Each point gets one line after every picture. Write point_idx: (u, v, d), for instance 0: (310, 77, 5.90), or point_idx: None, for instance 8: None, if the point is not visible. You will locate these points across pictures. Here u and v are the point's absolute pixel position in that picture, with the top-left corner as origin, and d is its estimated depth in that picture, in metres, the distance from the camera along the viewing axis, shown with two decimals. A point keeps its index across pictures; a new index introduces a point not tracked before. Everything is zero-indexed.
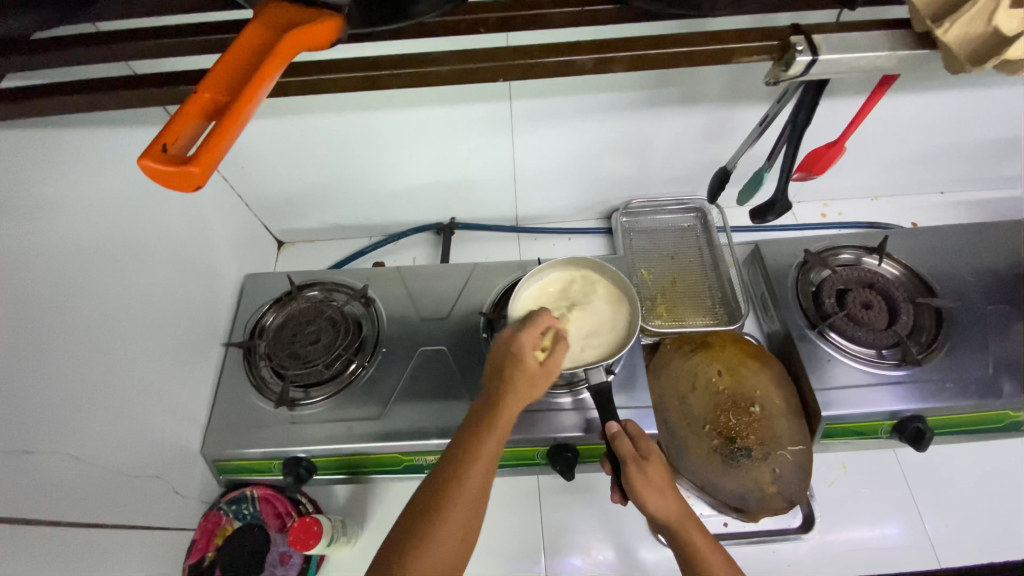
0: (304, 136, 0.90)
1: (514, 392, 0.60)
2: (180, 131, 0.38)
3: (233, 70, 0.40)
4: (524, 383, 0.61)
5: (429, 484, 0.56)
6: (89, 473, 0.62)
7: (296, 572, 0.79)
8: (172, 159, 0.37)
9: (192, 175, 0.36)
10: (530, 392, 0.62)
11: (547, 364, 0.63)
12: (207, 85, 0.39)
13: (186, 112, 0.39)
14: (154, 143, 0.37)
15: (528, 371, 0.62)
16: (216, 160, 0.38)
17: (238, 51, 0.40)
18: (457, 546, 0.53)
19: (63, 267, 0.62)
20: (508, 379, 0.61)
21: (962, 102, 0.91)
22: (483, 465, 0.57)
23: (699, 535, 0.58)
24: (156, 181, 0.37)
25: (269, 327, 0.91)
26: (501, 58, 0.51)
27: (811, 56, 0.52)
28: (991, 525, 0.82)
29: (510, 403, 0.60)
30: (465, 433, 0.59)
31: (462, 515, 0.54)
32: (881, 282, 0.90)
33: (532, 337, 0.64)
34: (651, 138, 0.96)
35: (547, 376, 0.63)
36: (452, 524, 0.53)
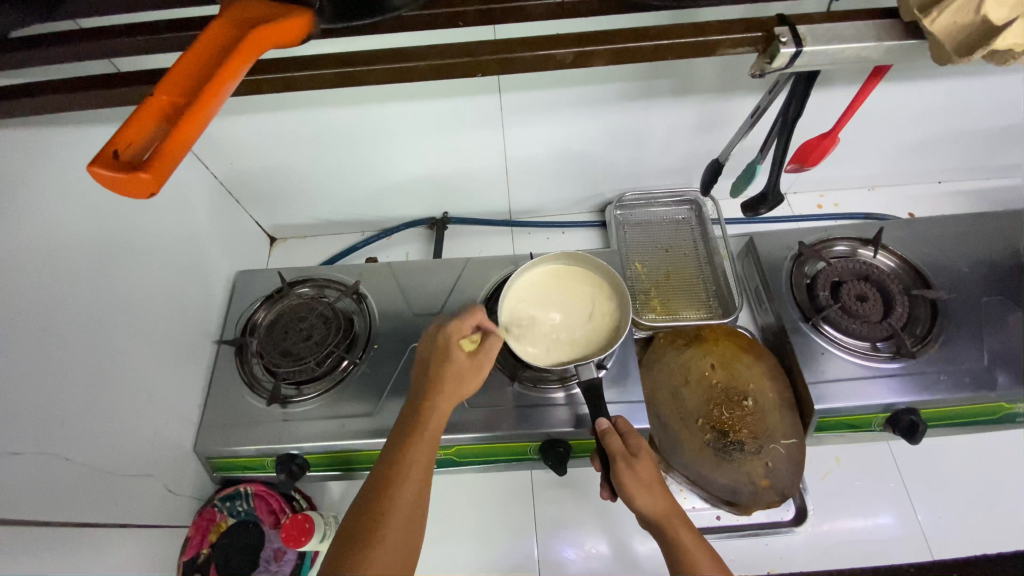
0: (293, 132, 0.89)
1: (443, 391, 0.63)
2: (133, 136, 0.37)
3: (193, 71, 0.39)
4: (452, 379, 0.64)
5: (372, 483, 0.59)
6: (80, 473, 0.62)
7: (290, 568, 0.79)
8: (122, 165, 0.36)
9: (143, 181, 0.35)
10: (460, 387, 0.65)
11: (477, 357, 0.66)
12: (164, 87, 0.38)
13: (143, 116, 0.38)
14: (104, 149, 0.36)
15: (456, 367, 0.65)
16: (171, 165, 0.37)
17: (197, 51, 0.40)
18: (403, 542, 0.56)
19: (48, 267, 0.61)
20: (437, 378, 0.64)
21: (960, 90, 0.90)
22: (420, 462, 0.59)
23: (686, 533, 0.59)
24: (108, 187, 0.36)
25: (261, 324, 0.91)
26: (479, 53, 0.51)
27: (795, 48, 0.51)
28: (986, 516, 0.82)
29: (443, 398, 0.63)
30: (402, 433, 0.62)
31: (404, 509, 0.56)
32: (876, 274, 0.89)
33: (460, 330, 0.67)
34: (644, 130, 0.95)
35: (476, 372, 0.66)
36: (396, 520, 0.56)
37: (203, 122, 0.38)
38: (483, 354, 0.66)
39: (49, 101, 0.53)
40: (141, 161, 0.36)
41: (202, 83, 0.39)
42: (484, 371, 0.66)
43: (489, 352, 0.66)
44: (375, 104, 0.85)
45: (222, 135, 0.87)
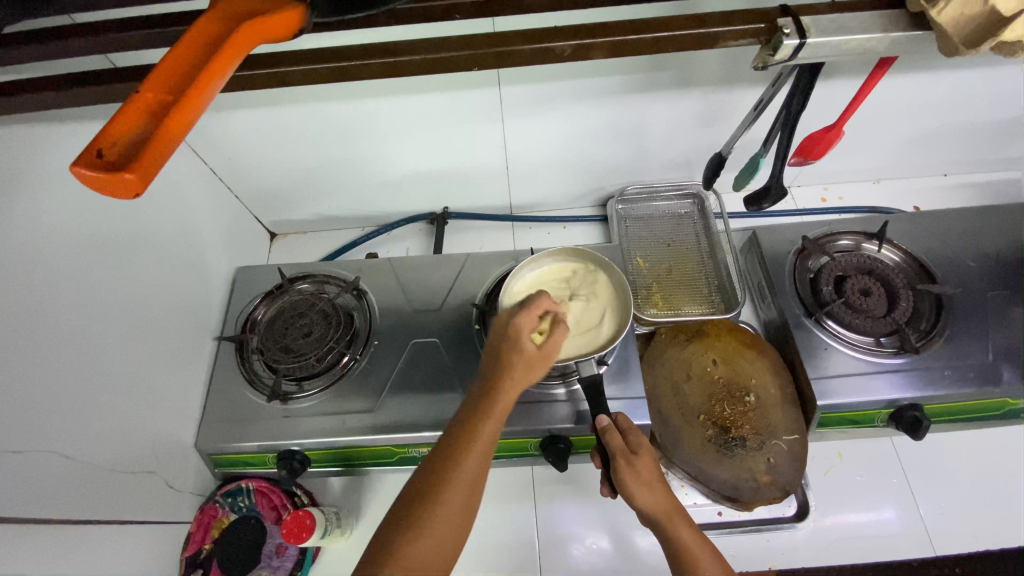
0: (292, 127, 0.89)
1: (510, 381, 0.58)
2: (118, 134, 0.37)
3: (179, 69, 0.39)
4: (522, 368, 0.58)
5: (425, 469, 0.55)
6: (81, 471, 0.62)
7: (291, 563, 0.80)
8: (105, 165, 0.35)
9: (125, 182, 0.35)
10: (527, 376, 0.59)
11: (547, 348, 0.60)
12: (150, 84, 0.37)
13: (127, 114, 0.37)
14: (87, 149, 0.36)
15: (525, 355, 0.59)
16: (155, 166, 0.37)
17: (184, 48, 0.39)
18: (452, 534, 0.53)
19: (48, 265, 0.61)
20: (505, 366, 0.59)
21: (967, 81, 0.88)
22: (479, 453, 0.55)
23: (687, 531, 0.59)
24: (91, 188, 0.36)
25: (260, 320, 0.91)
26: (476, 46, 0.51)
27: (799, 39, 0.50)
28: (989, 512, 0.81)
29: (508, 389, 0.58)
30: (461, 419, 0.58)
31: (455, 504, 0.53)
32: (880, 268, 0.88)
33: (531, 319, 0.61)
34: (645, 124, 0.94)
35: (544, 362, 0.60)
36: (448, 509, 0.53)
37: (189, 120, 0.38)
38: (552, 344, 0.60)
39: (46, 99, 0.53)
40: (124, 161, 0.36)
41: (188, 81, 0.38)
42: (552, 362, 0.61)
43: (558, 342, 0.61)
44: (373, 98, 0.84)
45: (221, 130, 0.87)
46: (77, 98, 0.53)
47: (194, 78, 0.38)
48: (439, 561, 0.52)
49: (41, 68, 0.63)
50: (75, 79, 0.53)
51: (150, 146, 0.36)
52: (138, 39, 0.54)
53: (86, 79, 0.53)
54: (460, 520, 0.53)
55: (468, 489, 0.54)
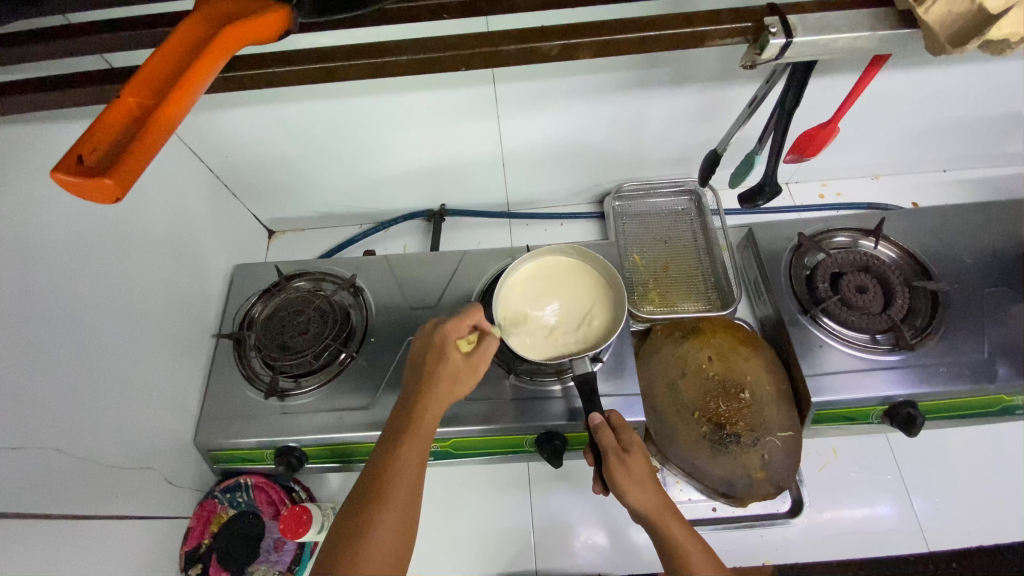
0: (288, 125, 0.89)
1: (434, 394, 0.62)
2: (101, 140, 0.37)
3: (162, 73, 0.40)
4: (445, 380, 0.62)
5: (360, 487, 0.57)
6: (80, 467, 0.63)
7: (290, 558, 0.81)
8: (86, 169, 0.36)
9: (104, 187, 0.35)
10: (453, 388, 0.63)
11: (473, 357, 0.64)
12: (131, 88, 0.38)
13: (110, 117, 0.38)
14: (68, 155, 0.36)
15: (450, 368, 0.63)
16: (136, 172, 0.37)
17: (166, 52, 0.40)
18: (392, 545, 0.53)
19: (46, 264, 0.62)
20: (429, 377, 0.63)
21: (966, 77, 0.87)
22: (411, 468, 0.57)
23: (676, 527, 0.59)
24: (74, 194, 0.36)
25: (258, 317, 0.91)
26: (464, 47, 0.52)
27: (785, 39, 0.50)
28: (983, 508, 0.81)
29: (434, 400, 0.61)
30: (390, 436, 0.60)
31: (392, 514, 0.54)
32: (876, 265, 0.88)
33: (455, 329, 0.65)
34: (642, 121, 0.94)
35: (471, 372, 0.64)
36: (385, 527, 0.54)
37: (170, 125, 0.39)
38: (479, 353, 0.64)
39: (41, 99, 0.53)
40: (106, 165, 0.36)
41: (171, 85, 0.39)
42: (479, 372, 0.64)
43: (485, 351, 0.64)
44: (368, 96, 0.84)
45: (217, 128, 0.87)
46: (72, 99, 0.54)
47: (176, 82, 0.39)
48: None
49: (36, 68, 0.63)
50: (70, 80, 0.54)
51: (130, 151, 0.36)
52: (131, 39, 0.54)
53: (80, 80, 0.54)
54: (402, 534, 0.54)
55: (403, 502, 0.55)
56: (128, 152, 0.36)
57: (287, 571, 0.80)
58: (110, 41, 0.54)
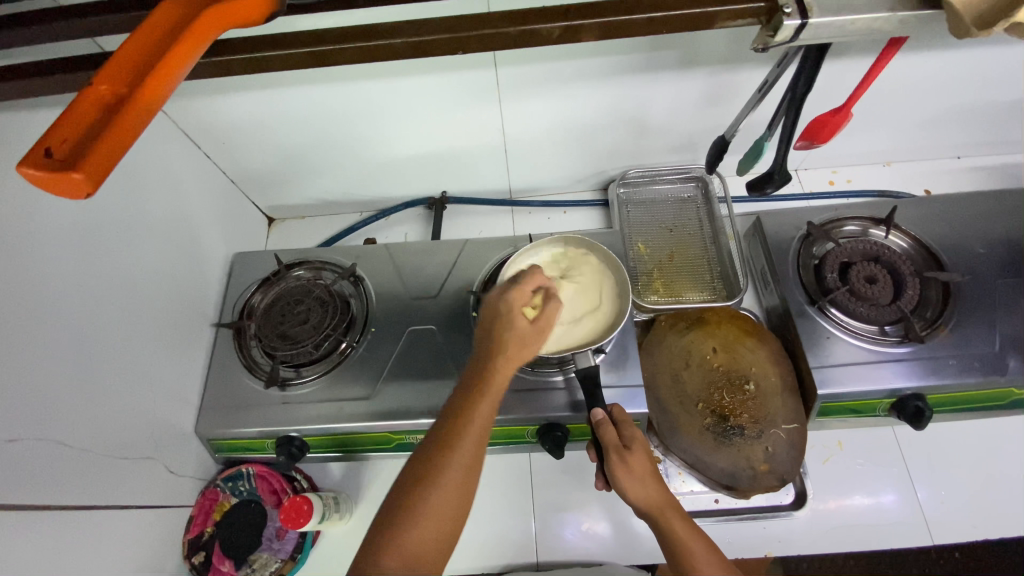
0: (286, 111, 0.87)
1: (505, 356, 0.58)
2: (69, 132, 0.37)
3: (133, 62, 0.39)
4: (515, 346, 0.58)
5: (422, 452, 0.54)
6: (79, 458, 0.63)
7: (291, 546, 0.82)
8: (53, 164, 0.35)
9: (72, 182, 0.35)
10: (520, 354, 0.59)
11: (539, 323, 0.60)
12: (103, 78, 0.38)
13: (82, 108, 0.37)
14: (35, 148, 0.35)
15: (518, 331, 0.59)
16: (106, 167, 0.37)
17: (140, 39, 0.40)
18: (456, 502, 0.52)
19: (42, 254, 0.61)
20: (499, 339, 0.59)
21: (987, 59, 0.84)
22: (478, 431, 0.54)
23: (680, 522, 0.58)
24: (39, 187, 0.36)
25: (257, 306, 0.91)
26: (459, 30, 0.50)
27: (800, 20, 0.48)
28: (990, 503, 0.80)
29: (506, 363, 0.58)
30: (457, 402, 0.57)
31: (458, 475, 0.52)
32: (887, 255, 0.86)
33: (520, 295, 0.62)
34: (648, 106, 0.91)
35: (538, 337, 0.60)
36: (446, 493, 0.51)
37: (143, 117, 0.39)
38: (544, 320, 0.60)
39: (37, 85, 0.52)
40: (74, 160, 0.35)
41: (143, 75, 0.39)
42: (546, 337, 0.61)
43: (549, 316, 0.61)
44: (366, 80, 0.82)
45: (214, 115, 0.85)
46: (68, 84, 0.53)
47: (151, 72, 0.39)
48: (447, 526, 0.52)
49: (29, 52, 0.62)
50: (58, 65, 0.52)
51: (101, 144, 0.36)
52: (118, 23, 0.53)
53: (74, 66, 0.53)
54: (463, 495, 0.53)
55: (467, 469, 0.53)
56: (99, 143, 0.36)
57: (289, 559, 0.81)
58: (102, 24, 0.53)
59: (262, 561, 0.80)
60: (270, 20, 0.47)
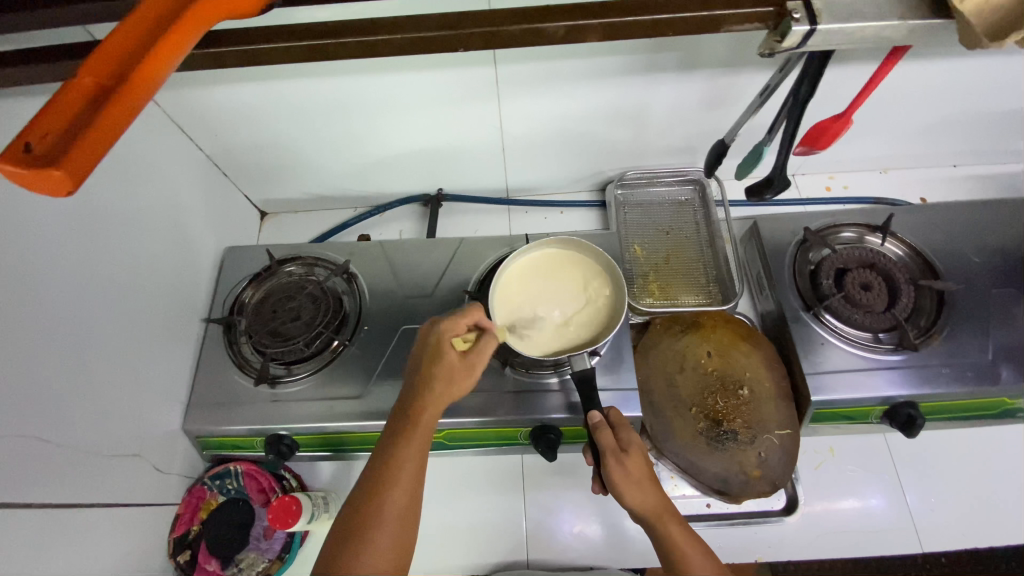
0: (281, 104, 0.85)
1: (432, 396, 0.58)
2: (52, 126, 0.35)
3: (120, 53, 0.38)
4: (442, 383, 0.59)
5: (354, 496, 0.55)
6: (63, 456, 0.62)
7: (279, 546, 0.80)
8: (33, 160, 0.34)
9: (52, 179, 0.34)
10: (451, 391, 0.59)
11: (468, 357, 0.60)
12: (89, 69, 0.37)
13: (66, 100, 0.36)
14: (16, 142, 0.34)
15: (446, 368, 0.59)
16: (89, 163, 0.36)
17: (128, 28, 0.38)
18: (391, 548, 0.53)
19: (24, 246, 0.59)
20: (425, 378, 0.59)
21: (987, 68, 0.84)
22: (405, 474, 0.55)
23: (676, 527, 0.58)
24: (20, 185, 0.34)
25: (248, 303, 0.89)
26: (464, 25, 0.49)
27: (808, 26, 0.47)
28: (979, 511, 0.81)
29: (433, 401, 0.58)
30: (387, 444, 0.58)
31: (390, 521, 0.53)
32: (882, 262, 0.86)
33: (453, 327, 0.61)
34: (648, 107, 0.91)
35: (469, 372, 0.60)
36: (382, 534, 0.53)
37: (131, 111, 0.38)
38: (476, 353, 0.60)
39: (22, 71, 0.51)
40: (56, 155, 0.34)
41: (131, 67, 0.38)
42: (478, 371, 0.61)
43: (482, 351, 0.60)
44: (365, 75, 0.81)
45: (207, 106, 0.83)
46: (56, 72, 0.51)
47: (138, 64, 0.38)
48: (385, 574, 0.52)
49: (16, 38, 0.60)
50: (44, 52, 0.51)
51: (83, 139, 0.35)
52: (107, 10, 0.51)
53: (62, 53, 0.51)
54: (399, 538, 0.53)
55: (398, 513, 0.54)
56: (82, 139, 0.35)
57: (276, 559, 0.79)
58: (91, 12, 0.51)
59: (249, 561, 0.79)
60: (263, 13, 0.46)
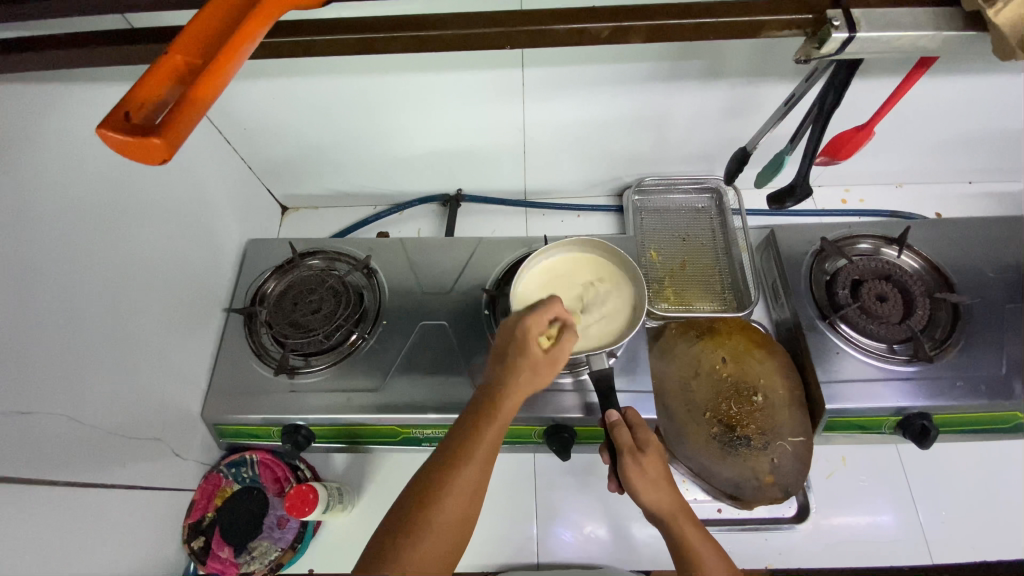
0: (309, 100, 0.87)
1: (516, 386, 0.58)
2: (146, 98, 0.38)
3: (205, 34, 0.40)
4: (528, 372, 0.59)
5: (425, 471, 0.54)
6: (88, 435, 0.63)
7: (292, 535, 0.81)
8: (131, 128, 0.36)
9: (152, 147, 0.35)
10: (532, 382, 0.59)
11: (552, 352, 0.60)
12: (179, 47, 0.39)
13: (157, 74, 0.38)
14: (115, 111, 0.36)
15: (532, 360, 0.59)
16: (181, 134, 0.37)
17: (214, 11, 0.40)
18: (458, 526, 0.51)
19: (57, 227, 0.60)
20: (513, 367, 0.59)
21: (1008, 86, 0.85)
22: (482, 457, 0.54)
23: (691, 528, 0.59)
24: (118, 152, 0.36)
25: (270, 294, 0.91)
26: (508, 24, 0.51)
27: (847, 34, 0.49)
28: (990, 525, 0.81)
29: (516, 391, 0.58)
30: (466, 422, 0.57)
31: (464, 497, 0.52)
32: (898, 274, 0.87)
33: (541, 321, 0.61)
34: (670, 115, 0.92)
35: (551, 366, 0.60)
36: (451, 510, 0.51)
37: (220, 83, 0.39)
38: (560, 349, 0.61)
39: (71, 54, 0.53)
40: (150, 127, 0.36)
41: (218, 46, 0.40)
42: (557, 367, 0.61)
43: (565, 348, 0.61)
44: (394, 73, 0.82)
45: (238, 99, 0.85)
46: (105, 58, 0.54)
47: (226, 41, 0.39)
48: (445, 552, 0.50)
49: (59, 24, 0.62)
50: (94, 39, 0.53)
51: (180, 111, 0.37)
52: None
53: (110, 39, 0.53)
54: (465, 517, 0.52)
55: (471, 491, 0.52)
56: (178, 112, 0.37)
57: (288, 549, 0.80)
58: None
59: (262, 549, 0.80)
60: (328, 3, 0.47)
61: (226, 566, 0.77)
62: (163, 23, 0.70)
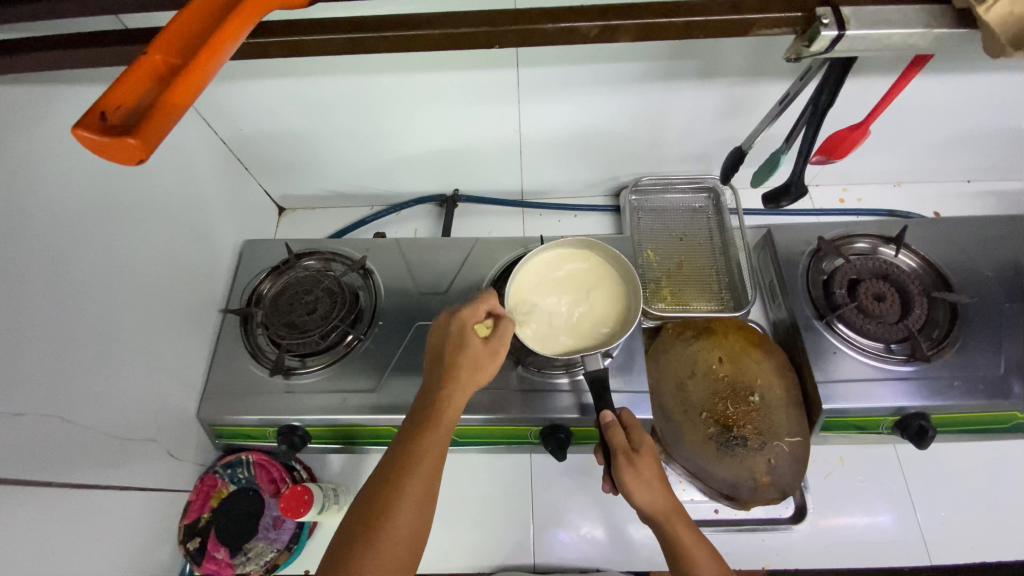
0: (304, 101, 0.87)
1: (457, 382, 0.59)
2: (123, 97, 0.37)
3: (185, 33, 0.40)
4: (468, 366, 0.60)
5: (377, 476, 0.54)
6: (83, 436, 0.63)
7: (288, 536, 0.81)
8: (108, 129, 0.36)
9: (128, 147, 0.35)
10: (475, 375, 0.60)
11: (491, 342, 0.61)
12: (158, 46, 0.38)
13: (135, 74, 0.38)
14: (91, 111, 0.36)
15: (471, 354, 0.60)
16: (160, 132, 0.37)
17: (194, 10, 0.40)
18: (413, 529, 0.52)
19: (51, 228, 0.60)
20: (451, 363, 0.60)
21: (1006, 84, 0.84)
22: (430, 457, 0.55)
23: (685, 530, 0.59)
24: (95, 152, 0.36)
25: (266, 294, 0.91)
26: (499, 23, 0.51)
27: (837, 30, 0.48)
28: (989, 526, 0.80)
29: (459, 385, 0.59)
30: (411, 425, 0.57)
31: (415, 500, 0.52)
32: (895, 273, 0.86)
33: (474, 313, 0.63)
34: (666, 114, 0.92)
35: (492, 357, 0.61)
36: (403, 514, 0.51)
37: (199, 81, 0.39)
38: (498, 338, 0.61)
39: (62, 55, 0.53)
40: (127, 126, 0.36)
41: (198, 44, 0.39)
42: (500, 357, 0.61)
43: (503, 336, 0.61)
44: (389, 74, 0.82)
45: (234, 100, 0.85)
46: (97, 58, 0.53)
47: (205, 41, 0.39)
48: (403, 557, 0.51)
49: (52, 25, 0.62)
50: (86, 40, 0.53)
51: (155, 110, 0.37)
52: None
53: (102, 40, 0.53)
54: (420, 518, 0.53)
55: (421, 493, 0.53)
56: (154, 111, 0.37)
57: (284, 550, 0.80)
58: None
59: (258, 549, 0.80)
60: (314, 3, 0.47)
61: (221, 567, 0.77)
62: (157, 23, 0.70)
